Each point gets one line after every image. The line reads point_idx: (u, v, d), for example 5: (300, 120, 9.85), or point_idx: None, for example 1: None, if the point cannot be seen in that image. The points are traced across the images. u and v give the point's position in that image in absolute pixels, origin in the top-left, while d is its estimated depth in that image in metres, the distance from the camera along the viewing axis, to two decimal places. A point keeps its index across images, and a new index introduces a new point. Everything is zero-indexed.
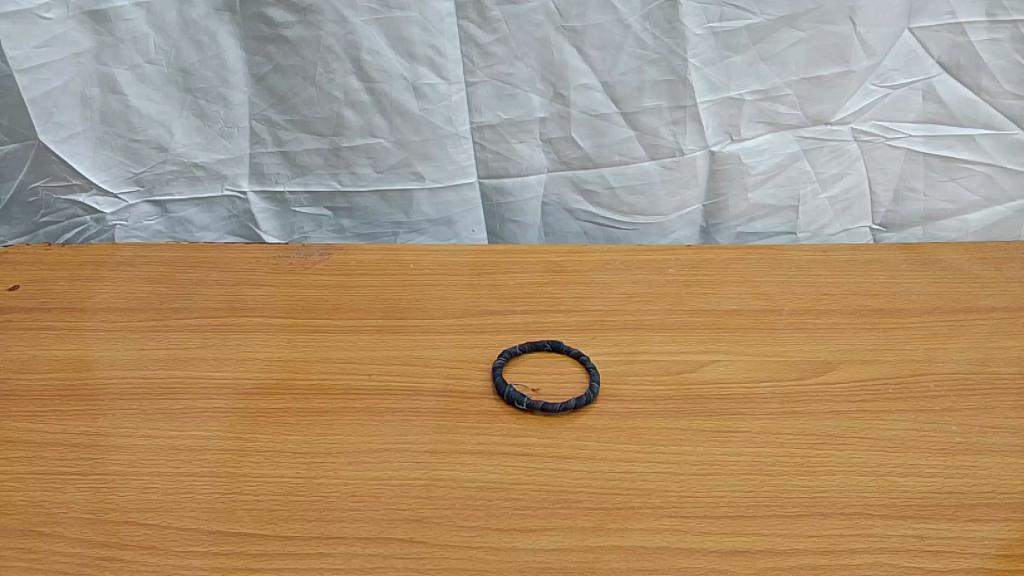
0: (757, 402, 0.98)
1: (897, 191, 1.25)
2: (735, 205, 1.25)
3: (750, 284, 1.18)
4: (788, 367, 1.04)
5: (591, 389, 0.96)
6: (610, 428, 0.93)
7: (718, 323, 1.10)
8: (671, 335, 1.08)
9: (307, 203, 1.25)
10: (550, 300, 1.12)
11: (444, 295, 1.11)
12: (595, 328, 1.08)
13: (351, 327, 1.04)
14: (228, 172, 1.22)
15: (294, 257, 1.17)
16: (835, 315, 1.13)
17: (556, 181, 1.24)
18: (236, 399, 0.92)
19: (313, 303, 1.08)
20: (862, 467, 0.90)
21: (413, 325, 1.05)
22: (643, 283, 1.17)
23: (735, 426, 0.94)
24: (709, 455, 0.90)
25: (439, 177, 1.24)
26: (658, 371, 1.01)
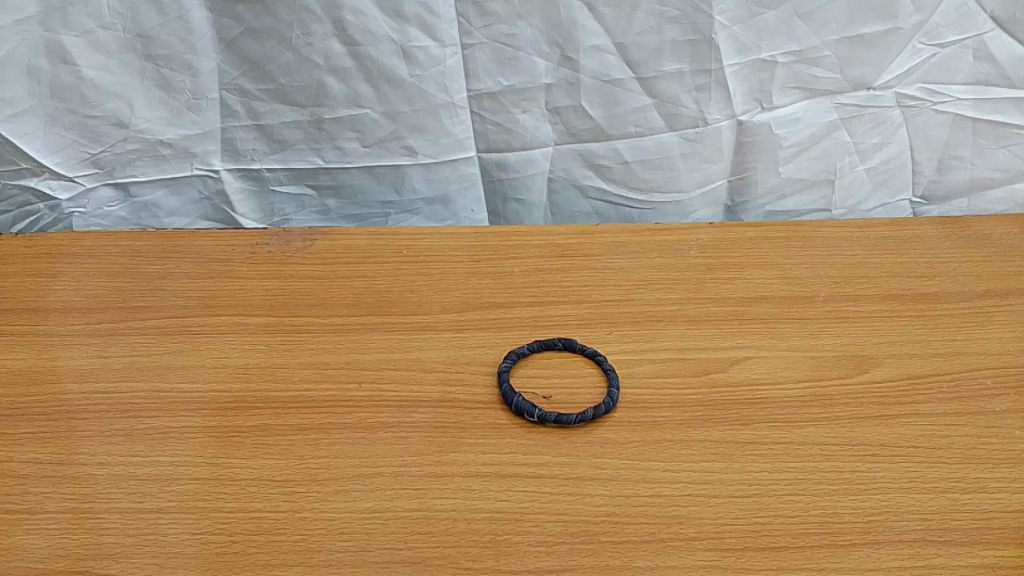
0: (796, 406, 0.87)
1: (941, 160, 1.14)
2: (765, 180, 1.13)
3: (781, 267, 1.06)
4: (829, 364, 0.93)
5: (610, 396, 0.86)
6: (633, 441, 0.82)
7: (748, 313, 0.99)
8: (697, 328, 0.96)
9: (287, 181, 1.13)
10: (561, 290, 1.00)
11: (442, 286, 1.00)
12: (611, 321, 0.97)
13: (337, 327, 0.93)
14: (197, 149, 1.09)
15: (274, 243, 1.05)
16: (877, 300, 1.02)
17: (564, 155, 1.12)
18: (207, 418, 0.81)
19: (294, 298, 0.96)
20: (919, 483, 0.80)
21: (408, 322, 0.94)
22: (663, 267, 1.05)
23: (774, 437, 0.84)
24: (746, 473, 0.80)
25: (433, 151, 1.11)
26: (684, 371, 0.91)
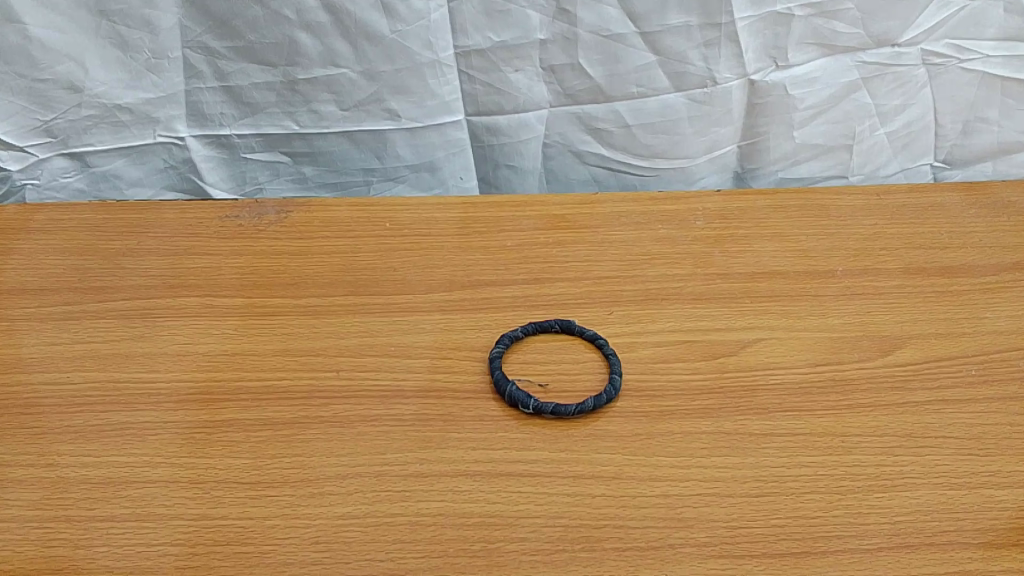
0: (815, 393, 0.80)
1: (966, 122, 1.06)
2: (778, 146, 1.05)
3: (795, 238, 0.99)
4: (849, 345, 0.85)
5: (612, 384, 0.78)
6: (638, 434, 0.75)
7: (760, 289, 0.92)
8: (705, 306, 0.89)
9: (260, 148, 1.04)
10: (557, 265, 0.93)
11: (428, 261, 0.92)
12: (611, 299, 0.89)
13: (312, 308, 0.85)
14: (160, 114, 1.01)
15: (244, 216, 0.96)
16: (897, 274, 0.94)
17: (560, 118, 1.04)
18: (167, 413, 0.74)
19: (266, 277, 0.88)
20: (950, 478, 0.73)
21: (391, 302, 0.86)
22: (667, 239, 0.97)
23: (791, 429, 0.77)
24: (762, 469, 0.73)
25: (418, 114, 1.03)
26: (692, 355, 0.83)
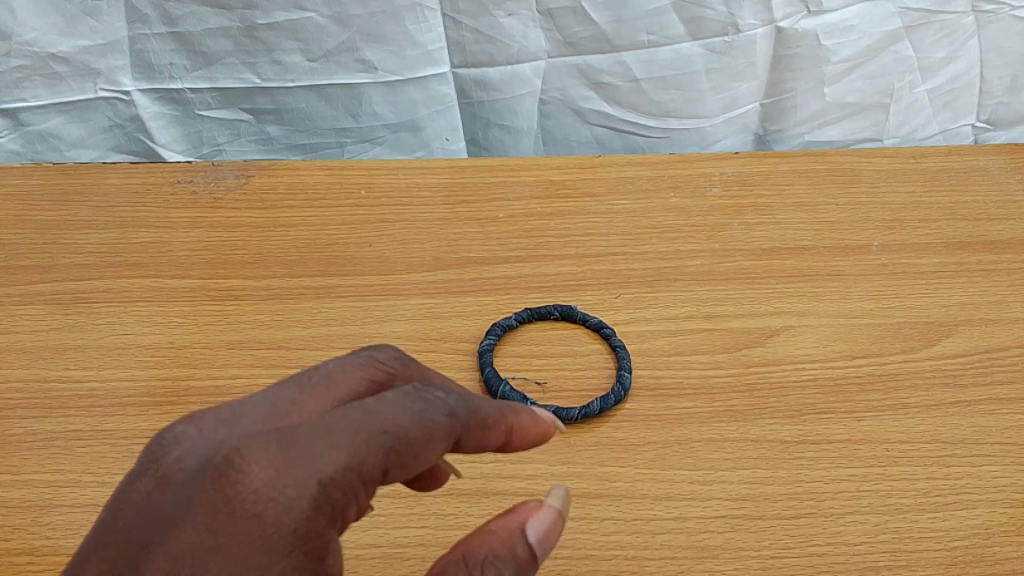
0: (853, 393, 0.70)
1: (1015, 77, 0.95)
2: (806, 105, 0.95)
3: (823, 206, 0.87)
4: (890, 334, 0.75)
5: (621, 383, 0.67)
6: (651, 443, 0.65)
7: (787, 266, 0.80)
8: (725, 287, 0.78)
9: (216, 104, 0.92)
10: (556, 240, 0.81)
11: (409, 235, 0.80)
12: (618, 280, 0.78)
13: (274, 291, 0.73)
14: (100, 65, 0.89)
15: (199, 180, 0.84)
16: (941, 248, 0.83)
17: (558, 70, 0.92)
18: (101, 420, 0.63)
19: (222, 252, 0.77)
20: (1012, 493, 0.63)
21: (366, 284, 0.75)
22: (681, 208, 0.86)
23: (827, 436, 0.66)
24: (795, 484, 0.63)
25: (396, 67, 0.91)
26: (712, 346, 0.72)
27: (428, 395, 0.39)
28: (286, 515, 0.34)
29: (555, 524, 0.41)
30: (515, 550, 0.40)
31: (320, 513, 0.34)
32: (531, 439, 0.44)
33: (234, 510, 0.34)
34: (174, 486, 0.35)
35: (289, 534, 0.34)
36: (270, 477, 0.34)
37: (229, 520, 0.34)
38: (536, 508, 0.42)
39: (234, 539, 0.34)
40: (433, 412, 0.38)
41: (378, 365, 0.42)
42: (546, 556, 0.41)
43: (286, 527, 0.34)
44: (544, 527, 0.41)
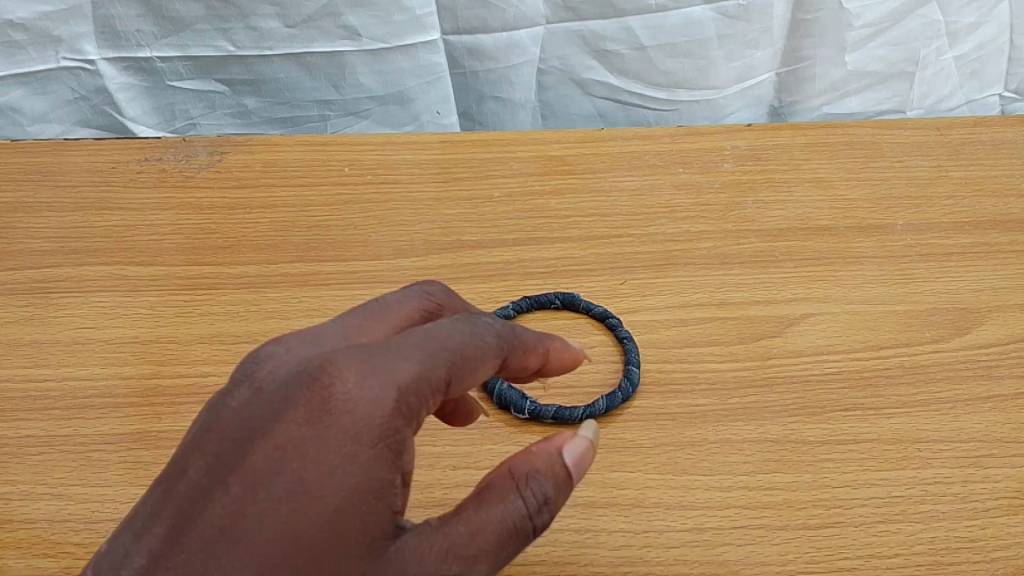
0: (881, 388, 0.64)
1: None
2: (826, 74, 0.90)
3: (843, 182, 0.81)
4: (919, 322, 0.69)
5: (628, 379, 0.62)
6: (662, 446, 0.59)
7: (806, 248, 0.74)
8: (739, 271, 0.72)
9: (188, 74, 0.88)
10: (556, 220, 0.75)
11: (396, 216, 0.74)
12: (624, 264, 0.72)
13: (250, 278, 0.67)
14: (62, 32, 0.84)
15: (168, 158, 0.78)
16: (971, 226, 0.77)
17: (556, 38, 0.88)
18: (57, 424, 0.57)
19: (193, 237, 0.71)
20: None
21: (350, 270, 0.69)
22: (690, 185, 0.79)
23: (854, 436, 0.61)
24: (821, 490, 0.57)
25: (382, 33, 0.86)
26: (726, 337, 0.67)
27: (482, 319, 0.40)
28: (370, 413, 0.35)
29: (587, 456, 0.40)
30: (551, 482, 0.38)
31: (402, 415, 0.36)
32: (563, 367, 0.46)
33: (322, 413, 0.35)
34: (267, 394, 0.36)
35: (374, 431, 0.35)
36: (355, 382, 0.36)
37: (318, 422, 0.35)
38: (569, 435, 0.41)
39: (332, 436, 0.35)
40: (487, 331, 0.40)
41: (430, 294, 0.43)
42: (580, 480, 0.40)
43: (371, 425, 0.35)
44: (581, 451, 0.40)
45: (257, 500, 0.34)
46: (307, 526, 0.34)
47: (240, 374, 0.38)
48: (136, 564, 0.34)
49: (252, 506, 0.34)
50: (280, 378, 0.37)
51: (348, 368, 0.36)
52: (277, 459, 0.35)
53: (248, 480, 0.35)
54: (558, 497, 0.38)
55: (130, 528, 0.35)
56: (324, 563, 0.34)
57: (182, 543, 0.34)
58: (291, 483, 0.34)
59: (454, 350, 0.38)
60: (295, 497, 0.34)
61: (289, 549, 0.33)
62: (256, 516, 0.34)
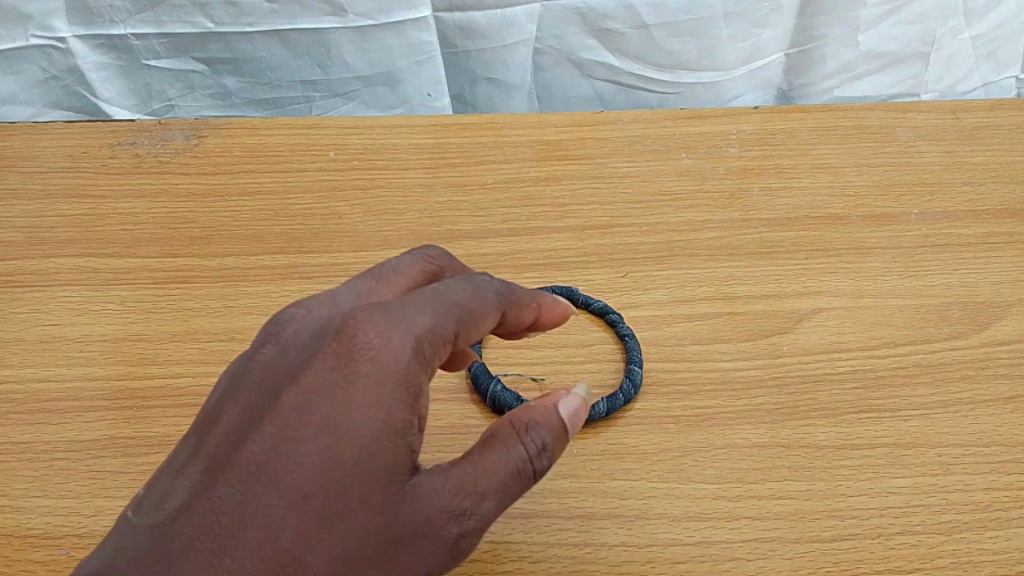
0: (898, 387, 0.60)
1: None
2: (838, 55, 0.88)
3: (856, 167, 0.77)
4: (938, 316, 0.65)
5: (630, 380, 0.58)
6: (666, 452, 0.56)
7: (817, 238, 0.70)
8: (747, 263, 0.68)
9: (165, 53, 0.85)
10: (553, 209, 0.71)
11: (384, 204, 0.70)
12: (626, 256, 0.68)
13: (228, 272, 0.64)
14: (31, 9, 0.81)
15: (142, 142, 0.74)
16: (991, 214, 0.73)
17: (555, 17, 0.85)
18: (20, 430, 0.54)
19: (168, 227, 0.67)
20: None
21: (334, 263, 0.65)
22: (695, 170, 0.75)
23: (870, 440, 0.57)
24: (835, 499, 0.54)
25: (368, 10, 0.83)
26: (734, 333, 0.63)
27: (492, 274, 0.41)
28: (392, 361, 0.36)
29: (582, 411, 0.41)
30: (550, 431, 0.40)
31: (422, 362, 0.37)
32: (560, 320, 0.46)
33: (347, 361, 0.36)
34: (292, 349, 0.38)
35: (396, 377, 0.36)
36: (376, 331, 0.37)
37: (343, 369, 0.36)
38: (565, 393, 0.42)
39: (354, 381, 0.36)
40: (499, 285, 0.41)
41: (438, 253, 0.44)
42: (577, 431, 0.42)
43: (393, 371, 0.36)
44: (573, 407, 0.41)
45: (288, 442, 0.35)
46: (335, 466, 0.35)
47: (266, 335, 0.39)
48: (175, 502, 0.36)
49: (283, 447, 0.35)
50: (304, 332, 0.38)
51: (370, 318, 0.37)
52: (303, 405, 0.36)
53: (278, 423, 0.36)
54: (556, 448, 0.40)
55: (166, 470, 0.37)
56: (353, 498, 0.35)
57: (217, 482, 0.35)
58: (319, 426, 0.35)
59: (469, 304, 0.39)
60: (323, 439, 0.35)
61: (319, 487, 0.35)
62: (286, 456, 0.35)
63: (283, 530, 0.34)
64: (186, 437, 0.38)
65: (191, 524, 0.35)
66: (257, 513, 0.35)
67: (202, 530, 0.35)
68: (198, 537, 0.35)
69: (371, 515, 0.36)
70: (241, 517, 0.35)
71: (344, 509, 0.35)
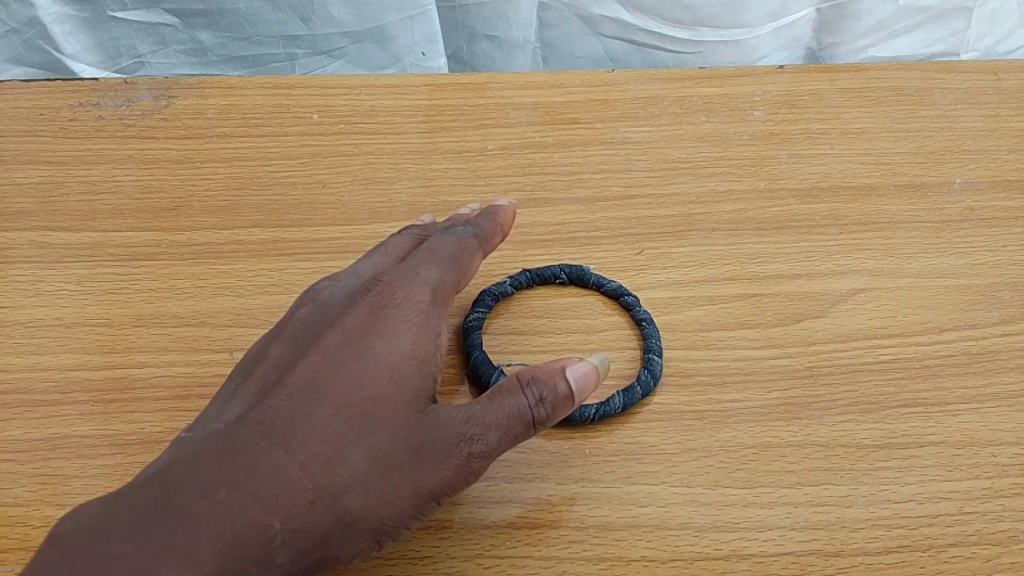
0: (946, 378, 0.54)
1: None
2: (875, 11, 0.84)
3: (891, 132, 0.70)
4: (987, 298, 0.59)
5: (649, 371, 0.52)
6: (688, 453, 0.50)
7: (852, 211, 0.64)
8: (774, 239, 0.61)
9: (132, 4, 0.82)
10: (559, 178, 0.65)
11: (373, 171, 0.63)
12: (641, 230, 0.62)
13: (198, 248, 0.57)
14: None
15: (107, 102, 0.67)
16: None
17: None
18: None
19: (132, 198, 0.60)
20: None
21: (316, 238, 0.58)
22: (715, 136, 0.69)
23: (917, 438, 0.51)
24: (879, 506, 0.48)
25: None
26: (761, 318, 0.56)
27: (479, 231, 0.50)
28: (417, 302, 0.44)
29: (589, 379, 0.42)
30: (556, 388, 0.41)
31: (438, 306, 0.45)
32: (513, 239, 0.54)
33: (378, 305, 0.44)
34: (327, 304, 0.45)
35: (420, 315, 0.44)
36: (401, 283, 0.45)
37: (376, 310, 0.44)
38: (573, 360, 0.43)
39: (385, 320, 0.44)
40: (486, 246, 0.50)
41: (429, 224, 0.52)
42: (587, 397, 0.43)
43: (417, 310, 0.44)
44: (582, 371, 0.42)
45: (332, 364, 0.42)
46: (372, 383, 0.41)
47: (300, 302, 0.47)
48: (233, 416, 0.41)
49: (328, 368, 0.42)
50: (337, 290, 0.46)
51: (395, 274, 0.46)
52: (344, 339, 0.43)
53: (323, 351, 0.43)
54: (561, 406, 0.42)
55: (220, 398, 0.43)
56: (386, 411, 0.41)
57: (271, 397, 0.41)
58: (358, 352, 0.42)
59: (466, 263, 0.48)
60: (361, 363, 0.42)
61: (358, 399, 0.41)
62: (331, 377, 0.42)
63: (328, 433, 0.40)
64: (238, 375, 0.44)
65: (249, 429, 0.40)
66: (306, 419, 0.40)
67: (259, 434, 0.40)
68: (255, 437, 0.40)
69: (401, 427, 0.40)
70: (294, 425, 0.40)
71: (377, 421, 0.40)
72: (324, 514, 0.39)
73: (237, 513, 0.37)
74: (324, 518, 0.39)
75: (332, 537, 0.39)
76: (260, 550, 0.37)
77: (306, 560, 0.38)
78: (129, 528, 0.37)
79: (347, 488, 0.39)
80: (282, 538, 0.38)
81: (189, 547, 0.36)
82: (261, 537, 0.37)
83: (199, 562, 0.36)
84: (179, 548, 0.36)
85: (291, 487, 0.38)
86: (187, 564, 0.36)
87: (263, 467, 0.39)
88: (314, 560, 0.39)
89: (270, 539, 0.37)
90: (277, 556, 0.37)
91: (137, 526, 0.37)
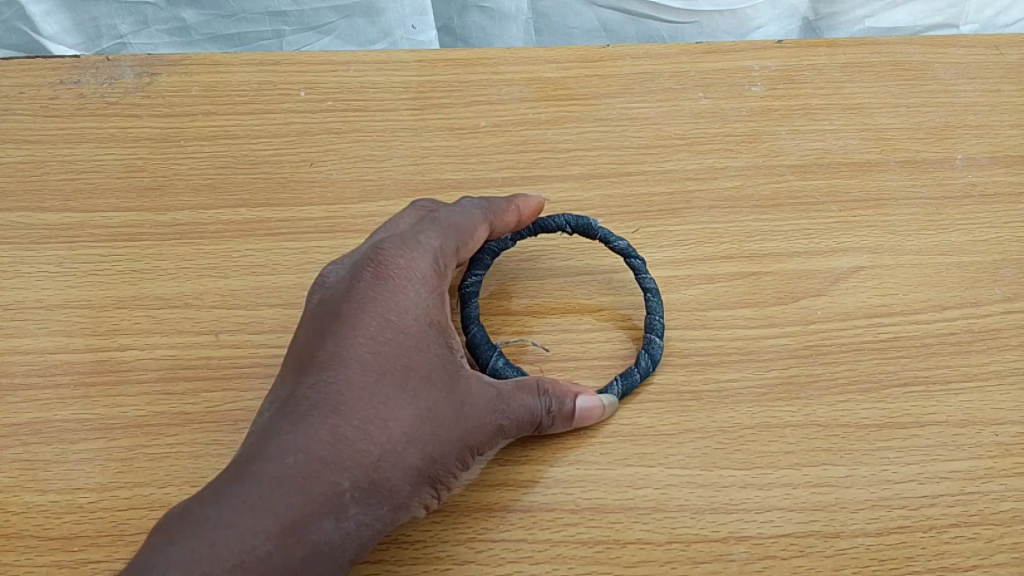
0: (949, 356, 0.53)
1: None
2: None
3: (893, 107, 0.68)
4: (991, 277, 0.57)
5: (648, 354, 0.51)
6: (687, 435, 0.49)
7: (853, 188, 0.62)
8: (772, 216, 0.60)
9: None
10: (552, 156, 0.63)
11: (362, 149, 0.62)
12: (636, 209, 0.60)
13: (182, 227, 0.56)
14: None
15: (89, 79, 0.65)
16: None
17: None
18: None
19: (115, 177, 0.59)
20: None
21: (303, 219, 0.57)
22: (713, 112, 0.67)
23: (918, 417, 0.50)
24: (881, 487, 0.47)
25: None
26: (759, 297, 0.55)
27: (486, 205, 0.49)
28: (421, 274, 0.44)
29: (596, 413, 0.47)
30: (564, 404, 0.45)
31: (440, 278, 0.45)
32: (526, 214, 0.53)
33: (383, 276, 0.44)
34: (338, 277, 0.45)
35: (424, 287, 0.44)
36: (403, 253, 0.45)
37: (383, 283, 0.43)
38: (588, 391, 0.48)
39: (396, 289, 0.43)
40: (494, 218, 0.49)
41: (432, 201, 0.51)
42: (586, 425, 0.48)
43: (420, 282, 0.44)
44: (591, 404, 0.47)
45: (356, 335, 0.42)
46: (402, 349, 0.42)
47: (315, 282, 0.47)
48: (284, 395, 0.42)
49: (353, 339, 0.42)
50: (341, 270, 0.45)
51: (394, 245, 0.45)
52: (359, 308, 0.43)
53: (343, 323, 0.43)
54: (560, 422, 0.46)
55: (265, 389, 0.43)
56: (422, 375, 0.42)
57: (309, 373, 0.42)
58: (377, 322, 0.42)
59: (469, 231, 0.47)
60: (384, 330, 0.42)
61: (391, 366, 0.42)
62: (359, 345, 0.42)
63: (371, 399, 0.41)
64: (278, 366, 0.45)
65: (299, 404, 0.41)
66: (348, 386, 0.41)
67: (309, 407, 0.41)
68: (307, 410, 0.41)
69: (438, 391, 0.42)
70: (337, 394, 0.41)
71: (416, 384, 0.42)
72: (388, 471, 0.40)
73: (305, 475, 0.39)
74: (388, 475, 0.40)
75: (397, 491, 0.40)
76: (331, 504, 0.39)
77: (376, 513, 0.40)
78: (210, 495, 0.39)
79: (401, 445, 0.41)
80: (351, 493, 0.39)
81: (265, 502, 0.38)
82: (333, 494, 0.39)
83: (276, 515, 0.38)
84: (255, 503, 0.38)
85: (349, 448, 0.40)
86: (264, 514, 0.38)
87: (320, 435, 0.40)
88: (383, 515, 0.40)
89: (339, 495, 0.39)
90: (349, 509, 0.39)
91: (216, 492, 0.38)
